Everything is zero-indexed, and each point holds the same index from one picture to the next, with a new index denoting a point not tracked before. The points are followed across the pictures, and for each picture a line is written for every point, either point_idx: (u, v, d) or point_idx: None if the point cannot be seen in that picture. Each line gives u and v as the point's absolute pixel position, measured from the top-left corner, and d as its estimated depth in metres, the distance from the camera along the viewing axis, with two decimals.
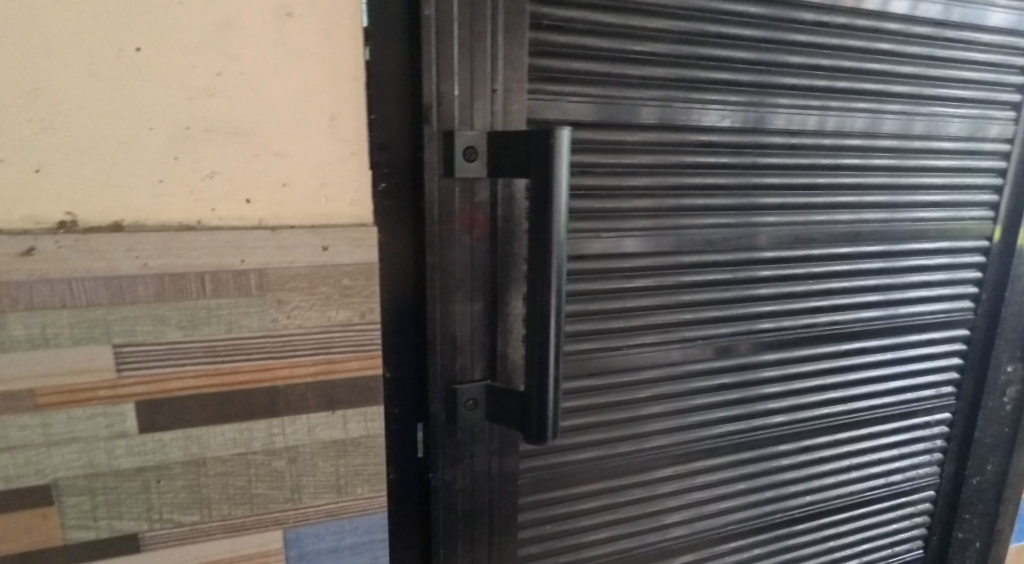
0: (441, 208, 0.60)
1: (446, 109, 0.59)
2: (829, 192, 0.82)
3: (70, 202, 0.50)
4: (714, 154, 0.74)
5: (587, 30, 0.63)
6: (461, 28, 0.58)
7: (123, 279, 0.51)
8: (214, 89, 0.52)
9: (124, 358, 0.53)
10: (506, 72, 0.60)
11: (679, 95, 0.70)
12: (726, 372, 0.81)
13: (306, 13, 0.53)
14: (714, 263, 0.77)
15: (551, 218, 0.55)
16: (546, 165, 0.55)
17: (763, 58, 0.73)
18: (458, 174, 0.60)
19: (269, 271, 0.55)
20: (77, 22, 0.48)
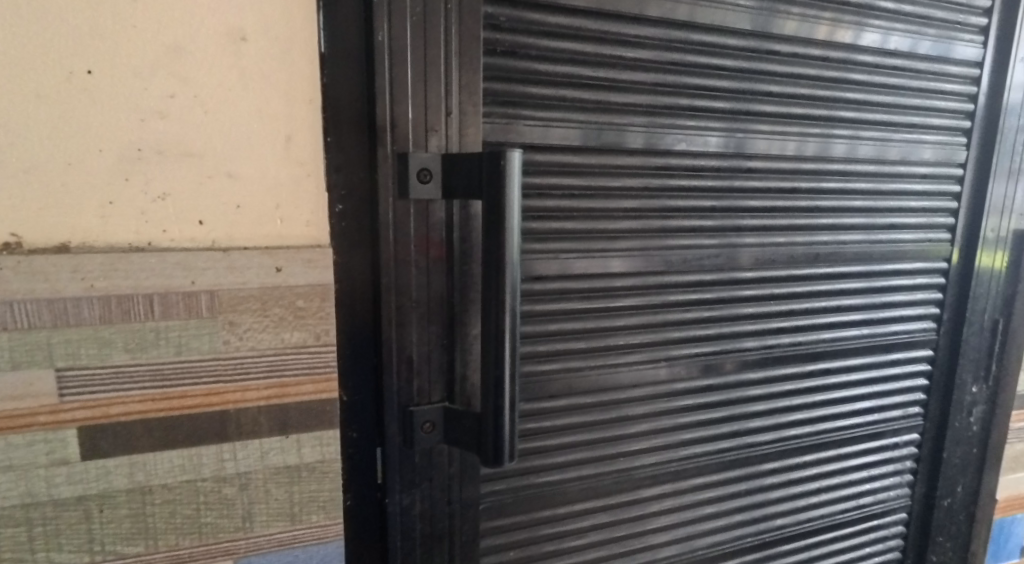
0: (396, 230, 0.61)
1: (401, 132, 0.59)
2: (791, 214, 0.82)
3: (14, 223, 0.49)
4: (673, 177, 0.74)
5: (542, 56, 0.64)
6: (416, 53, 0.59)
7: (67, 300, 0.50)
8: (166, 111, 0.52)
9: (67, 382, 0.52)
10: (461, 95, 0.61)
11: (639, 119, 0.71)
12: (710, 391, 0.82)
13: (260, 37, 0.54)
14: (681, 283, 0.77)
15: (503, 239, 0.56)
16: (498, 186, 0.55)
17: (722, 84, 0.74)
18: (413, 196, 0.60)
19: (220, 292, 0.54)
20: (25, 44, 0.48)
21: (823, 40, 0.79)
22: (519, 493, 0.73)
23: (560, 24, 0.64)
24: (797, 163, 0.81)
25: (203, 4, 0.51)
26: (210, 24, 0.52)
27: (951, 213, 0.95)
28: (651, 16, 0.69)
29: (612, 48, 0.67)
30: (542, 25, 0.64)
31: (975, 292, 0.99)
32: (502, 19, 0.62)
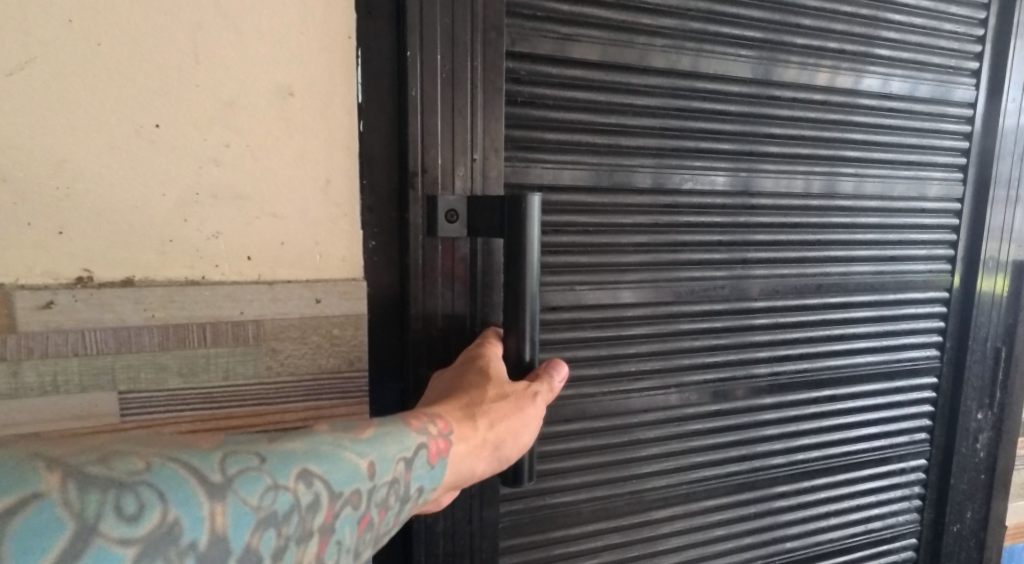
0: (424, 266, 0.66)
1: (430, 175, 0.65)
2: (792, 247, 0.87)
3: (86, 260, 0.55)
4: (680, 215, 0.79)
5: (557, 105, 0.70)
6: (445, 105, 0.64)
7: (130, 329, 0.56)
8: (222, 158, 0.58)
9: (128, 404, 0.57)
10: (484, 141, 0.66)
11: (647, 161, 0.76)
12: (719, 415, 0.86)
13: (306, 93, 0.60)
14: (689, 312, 0.82)
15: (523, 275, 0.61)
16: (518, 227, 0.60)
17: (724, 127, 0.80)
18: (440, 233, 0.66)
19: (265, 322, 0.60)
20: (103, 101, 0.54)
21: (822, 86, 0.85)
22: (535, 514, 0.76)
23: (574, 76, 0.70)
24: (802, 200, 0.86)
25: (257, 65, 0.58)
26: (262, 82, 0.58)
27: (950, 245, 1.00)
28: (658, 67, 0.74)
29: (622, 96, 0.73)
30: (557, 77, 0.69)
31: (976, 321, 1.02)
32: (521, 73, 0.68)
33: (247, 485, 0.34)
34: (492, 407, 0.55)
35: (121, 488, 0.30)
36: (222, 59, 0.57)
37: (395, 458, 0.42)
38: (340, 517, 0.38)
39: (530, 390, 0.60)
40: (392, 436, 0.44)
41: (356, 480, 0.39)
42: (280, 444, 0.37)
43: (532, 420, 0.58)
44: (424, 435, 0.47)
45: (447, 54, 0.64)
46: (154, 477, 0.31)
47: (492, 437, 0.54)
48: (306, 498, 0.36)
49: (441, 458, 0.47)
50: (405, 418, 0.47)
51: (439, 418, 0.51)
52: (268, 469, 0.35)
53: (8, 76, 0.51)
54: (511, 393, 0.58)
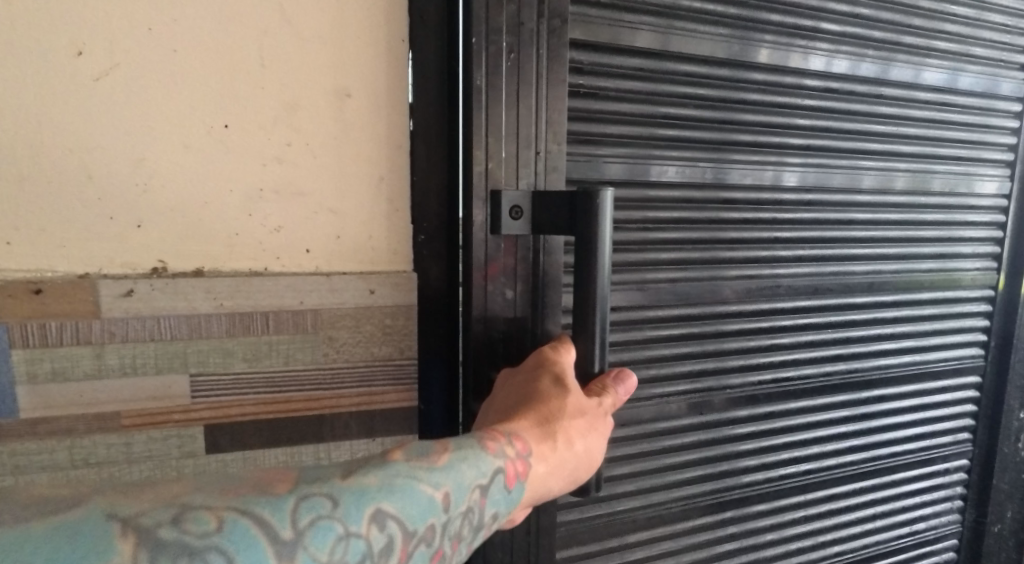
0: (486, 269, 0.65)
1: (494, 170, 0.64)
2: (846, 244, 0.86)
3: (161, 252, 0.59)
4: (737, 211, 0.78)
5: (618, 96, 0.69)
6: (508, 98, 0.63)
7: (200, 317, 0.60)
8: (283, 157, 0.61)
9: (197, 387, 0.61)
10: (547, 135, 0.65)
11: (709, 155, 0.75)
12: (768, 414, 0.87)
13: (362, 94, 0.63)
14: (743, 313, 0.81)
15: (596, 272, 0.61)
16: (589, 222, 0.60)
17: (786, 121, 0.78)
18: (503, 232, 0.65)
19: (322, 311, 0.64)
20: (176, 103, 0.58)
21: (881, 79, 0.83)
22: (585, 513, 0.78)
23: (635, 66, 0.69)
24: (862, 196, 0.85)
25: (319, 68, 0.61)
26: (321, 84, 0.62)
27: (996, 242, 0.99)
28: (724, 56, 0.73)
29: (685, 88, 0.72)
30: (620, 68, 0.68)
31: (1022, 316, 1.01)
32: (583, 62, 0.66)
33: (315, 537, 0.36)
34: (569, 425, 0.57)
35: (193, 556, 0.33)
36: (286, 63, 0.60)
37: (469, 486, 0.45)
38: (413, 553, 0.40)
39: (601, 406, 0.61)
40: (466, 463, 0.45)
41: (429, 515, 0.41)
42: (353, 484, 0.39)
43: (601, 439, 0.60)
44: (501, 459, 0.48)
45: (512, 43, 0.63)
46: (226, 539, 0.34)
47: (567, 456, 0.55)
48: (376, 543, 0.38)
49: (518, 481, 0.49)
50: (484, 441, 0.49)
51: (518, 438, 0.52)
52: (340, 516, 0.37)
53: (94, 82, 0.56)
54: (588, 410, 0.59)
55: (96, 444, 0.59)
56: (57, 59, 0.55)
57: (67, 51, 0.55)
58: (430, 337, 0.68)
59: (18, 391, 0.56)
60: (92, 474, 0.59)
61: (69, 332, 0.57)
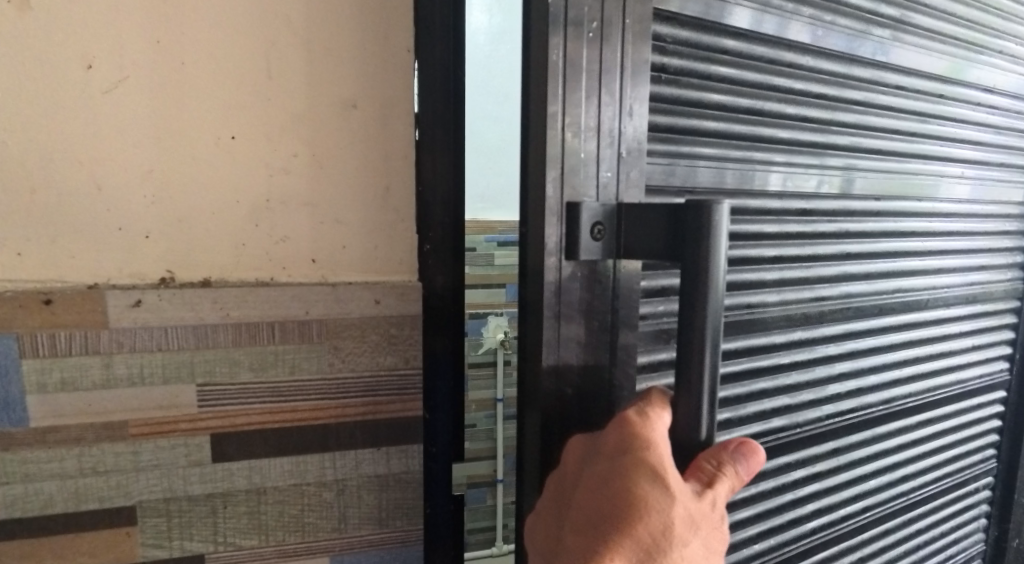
0: (562, 296, 0.55)
1: (569, 172, 0.53)
2: (896, 259, 0.81)
3: (169, 262, 0.60)
4: (812, 222, 0.71)
5: (702, 83, 0.60)
6: (591, 89, 0.53)
7: (207, 327, 0.60)
8: (290, 168, 0.62)
9: (204, 396, 0.61)
10: (627, 131, 0.55)
11: (783, 157, 0.67)
12: (836, 447, 0.79)
13: (368, 105, 0.64)
14: (818, 338, 0.74)
15: (706, 307, 0.50)
16: (698, 248, 0.50)
17: (860, 119, 0.74)
18: (580, 253, 0.55)
19: (328, 321, 0.64)
20: (185, 116, 0.59)
21: (940, 77, 0.80)
22: None
23: (723, 48, 0.61)
24: (916, 204, 0.82)
25: (327, 79, 0.62)
26: (327, 95, 0.62)
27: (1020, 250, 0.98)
28: (805, 44, 0.67)
29: (767, 77, 0.65)
30: (704, 49, 0.60)
31: None
32: (668, 39, 0.57)
33: None
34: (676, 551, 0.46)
35: None
36: (293, 75, 0.61)
37: None
38: None
39: (709, 506, 0.49)
40: None
41: None
42: None
43: (710, 547, 0.49)
44: None
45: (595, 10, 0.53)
46: None
47: None
48: None
49: None
50: None
51: None
52: None
53: (104, 94, 0.57)
54: (696, 518, 0.48)
55: (104, 452, 0.59)
56: (67, 73, 0.56)
57: (77, 64, 0.56)
58: (437, 346, 0.67)
59: (29, 400, 0.57)
60: (99, 482, 0.60)
61: (78, 342, 0.57)
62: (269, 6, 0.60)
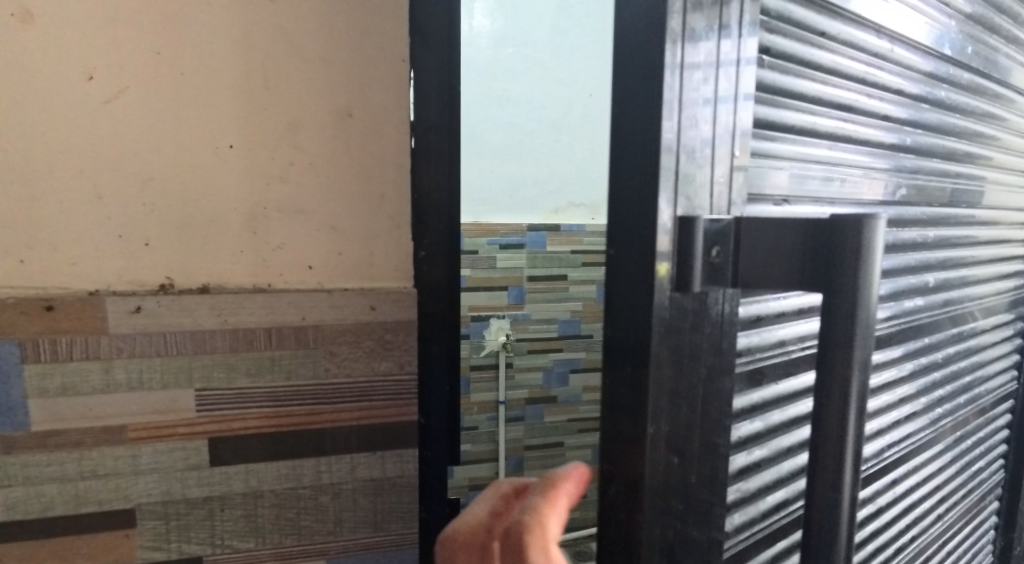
0: (665, 340, 0.41)
1: (676, 167, 0.39)
2: (983, 276, 0.73)
3: (168, 269, 0.62)
4: (926, 229, 0.62)
5: (814, 34, 0.47)
6: (707, 59, 0.40)
7: (204, 332, 0.61)
8: (287, 176, 0.63)
9: (202, 400, 0.62)
10: (736, 108, 0.42)
11: (887, 146, 0.56)
12: (930, 489, 0.72)
13: (363, 113, 0.65)
14: (929, 369, 0.66)
15: (851, 348, 0.38)
16: (851, 275, 0.37)
17: (953, 91, 0.62)
18: (689, 286, 0.40)
19: (324, 327, 0.65)
20: (184, 126, 0.60)
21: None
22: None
23: None
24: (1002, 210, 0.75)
25: (323, 88, 0.63)
26: (323, 104, 0.63)
27: None
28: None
29: (880, 31, 0.52)
30: None
31: None
32: None
33: None
34: None
35: None
36: (290, 84, 0.62)
37: None
38: None
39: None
40: None
41: None
42: None
43: None
44: None
45: None
46: None
47: None
48: None
49: None
50: None
51: None
52: None
53: (104, 104, 0.58)
54: None
55: (103, 455, 0.60)
56: (68, 83, 0.57)
57: (78, 75, 0.57)
58: (432, 351, 0.68)
59: (29, 405, 0.58)
60: (98, 485, 0.61)
61: (78, 348, 0.58)
62: (267, 18, 0.61)
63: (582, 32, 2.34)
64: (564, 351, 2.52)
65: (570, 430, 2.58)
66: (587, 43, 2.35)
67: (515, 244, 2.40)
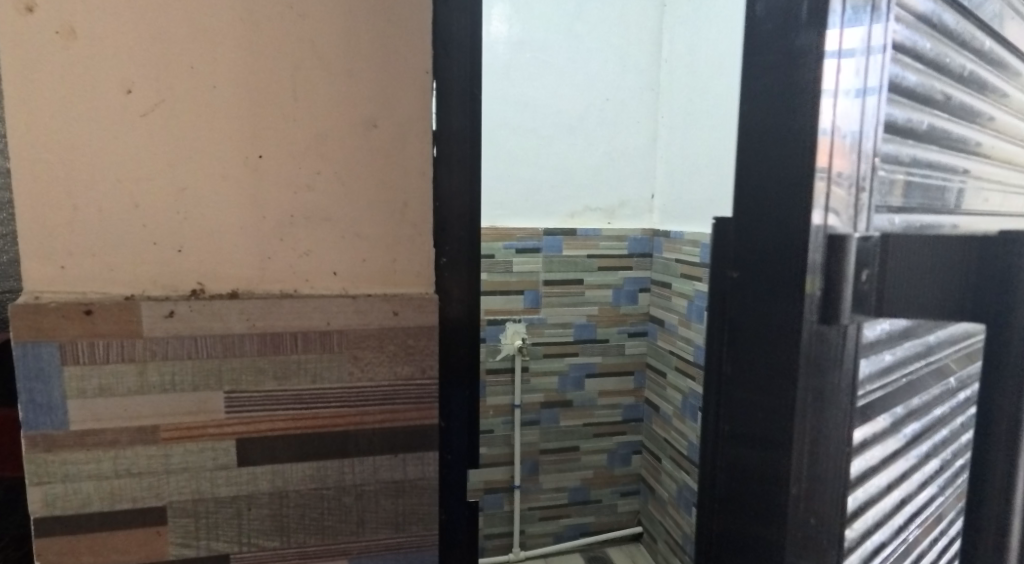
0: (814, 367, 0.40)
1: (834, 190, 0.39)
2: None
3: (200, 275, 0.64)
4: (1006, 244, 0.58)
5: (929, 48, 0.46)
6: (851, 72, 0.39)
7: (234, 336, 0.63)
8: (313, 185, 0.65)
9: (231, 402, 0.64)
10: (876, 128, 0.42)
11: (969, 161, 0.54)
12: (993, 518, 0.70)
13: (387, 124, 0.66)
14: None
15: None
16: None
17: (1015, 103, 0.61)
18: (840, 315, 0.40)
19: (348, 332, 0.66)
20: (216, 137, 0.63)
21: None
22: None
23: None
24: None
25: (349, 100, 0.65)
26: (349, 115, 0.65)
27: None
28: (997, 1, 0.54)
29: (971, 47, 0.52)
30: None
31: None
32: None
33: None
34: None
35: None
36: (317, 96, 0.64)
37: None
38: None
39: None
40: None
41: None
42: None
43: None
44: None
45: None
46: None
47: None
48: None
49: None
50: None
51: None
52: None
53: (142, 117, 0.61)
54: None
55: (137, 454, 0.63)
56: (108, 98, 0.60)
57: (118, 89, 0.60)
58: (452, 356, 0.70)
59: (68, 405, 0.61)
60: (132, 484, 0.63)
61: (115, 350, 0.61)
62: (297, 33, 0.63)
63: (599, 37, 2.35)
64: (579, 355, 2.52)
65: (586, 435, 2.58)
66: (605, 48, 2.36)
67: (531, 248, 2.40)
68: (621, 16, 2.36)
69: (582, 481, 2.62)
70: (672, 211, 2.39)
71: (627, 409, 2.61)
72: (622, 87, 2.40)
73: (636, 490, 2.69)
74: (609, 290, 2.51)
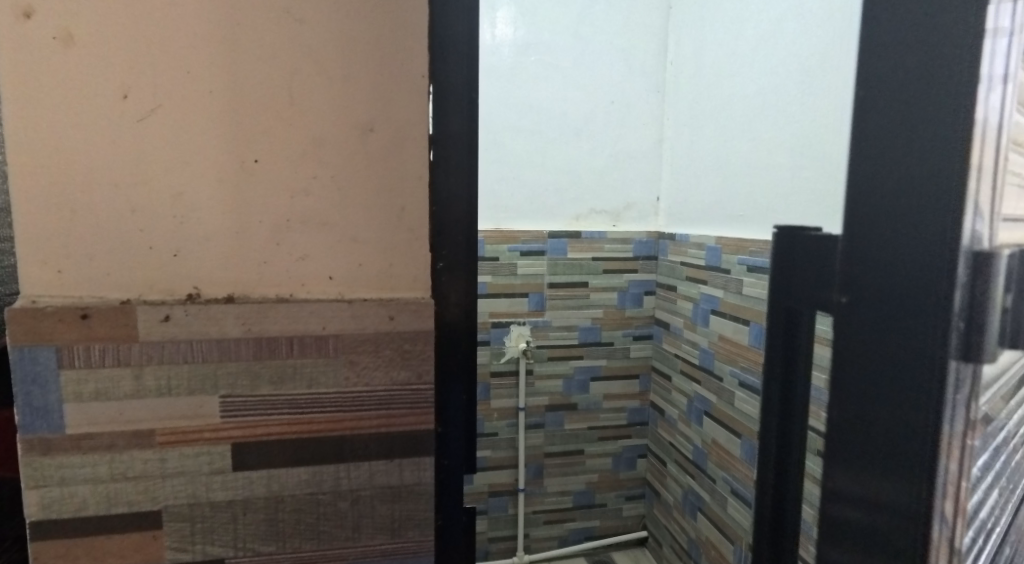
0: (959, 371, 0.45)
1: (982, 212, 0.44)
2: None
3: (196, 279, 0.64)
4: None
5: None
6: (995, 101, 0.44)
7: (230, 341, 0.63)
8: (310, 190, 0.65)
9: (227, 407, 0.64)
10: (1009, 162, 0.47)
11: None
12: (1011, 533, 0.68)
13: (383, 128, 0.66)
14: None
15: None
16: None
17: None
18: (991, 328, 0.45)
19: (344, 337, 0.66)
20: (212, 142, 0.63)
21: None
22: None
23: None
24: None
25: (346, 104, 0.65)
26: (345, 119, 0.65)
27: None
28: None
29: None
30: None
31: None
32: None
33: None
34: None
35: None
36: (313, 101, 0.64)
37: None
38: None
39: None
40: None
41: None
42: None
43: None
44: None
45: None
46: None
47: None
48: None
49: None
50: None
51: None
52: None
53: (139, 121, 0.61)
54: None
55: (133, 458, 0.63)
56: (106, 102, 0.60)
57: (115, 93, 0.60)
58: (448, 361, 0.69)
59: (65, 408, 0.61)
60: (129, 487, 0.63)
61: (111, 354, 0.61)
62: (294, 38, 0.63)
63: (605, 40, 2.35)
64: (584, 358, 2.51)
65: (591, 438, 2.57)
66: (610, 50, 2.35)
67: (536, 250, 2.39)
68: (626, 18, 2.35)
69: (587, 484, 2.61)
70: (678, 214, 2.38)
71: (632, 412, 2.60)
72: (628, 89, 2.40)
73: (641, 493, 2.68)
74: (614, 292, 2.49)
